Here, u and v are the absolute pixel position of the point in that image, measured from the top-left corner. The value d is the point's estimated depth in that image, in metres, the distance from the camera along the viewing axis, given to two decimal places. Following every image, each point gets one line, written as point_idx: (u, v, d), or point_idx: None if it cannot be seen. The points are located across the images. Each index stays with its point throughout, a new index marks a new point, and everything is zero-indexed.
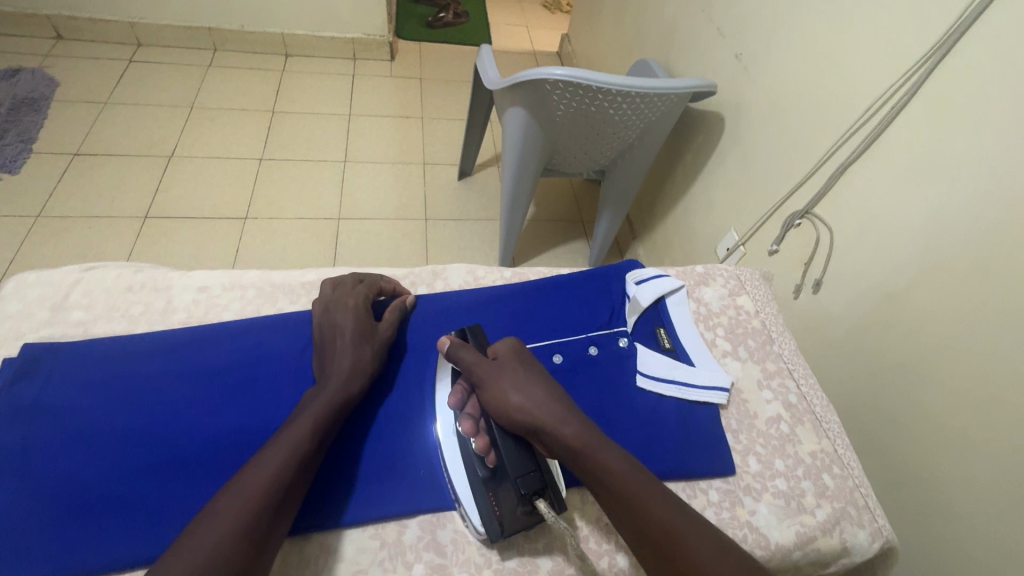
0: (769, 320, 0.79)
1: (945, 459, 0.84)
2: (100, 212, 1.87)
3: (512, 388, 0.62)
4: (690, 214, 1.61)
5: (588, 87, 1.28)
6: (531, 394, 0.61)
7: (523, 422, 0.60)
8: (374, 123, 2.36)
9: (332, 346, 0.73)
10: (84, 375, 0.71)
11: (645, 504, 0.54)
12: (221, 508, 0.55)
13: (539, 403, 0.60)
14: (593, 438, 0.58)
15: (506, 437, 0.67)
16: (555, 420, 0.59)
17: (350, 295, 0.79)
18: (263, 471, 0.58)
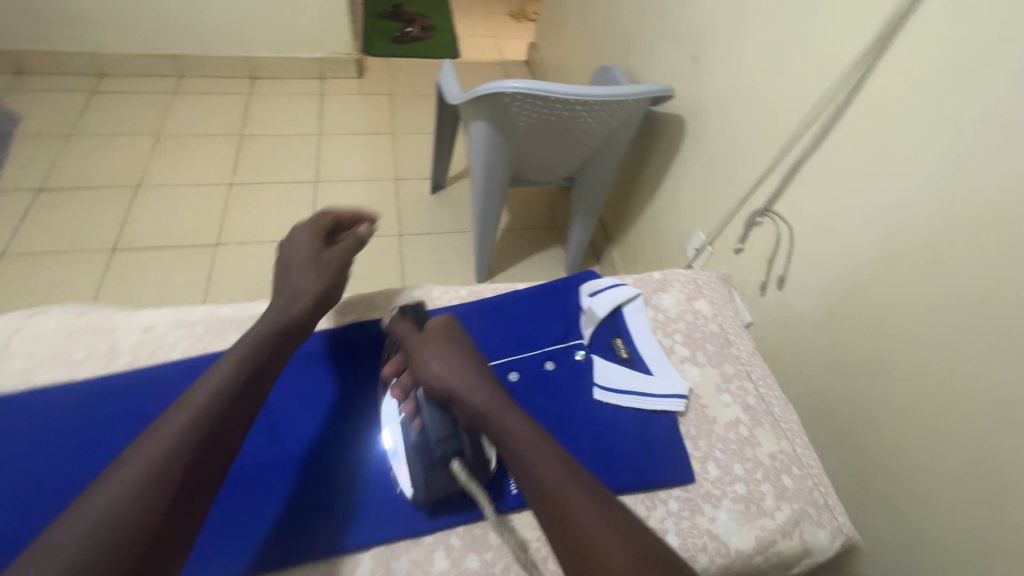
0: (726, 323, 0.79)
1: (911, 448, 0.85)
2: (66, 247, 1.84)
3: (432, 356, 0.66)
4: (659, 216, 1.62)
5: (546, 97, 1.29)
6: (451, 361, 0.66)
7: (439, 387, 0.64)
8: (345, 141, 2.36)
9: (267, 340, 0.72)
10: (27, 429, 0.69)
11: (537, 463, 0.57)
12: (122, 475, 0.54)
13: (456, 369, 0.65)
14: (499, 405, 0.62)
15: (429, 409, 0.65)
16: (466, 389, 0.63)
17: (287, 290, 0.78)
18: (173, 428, 0.58)
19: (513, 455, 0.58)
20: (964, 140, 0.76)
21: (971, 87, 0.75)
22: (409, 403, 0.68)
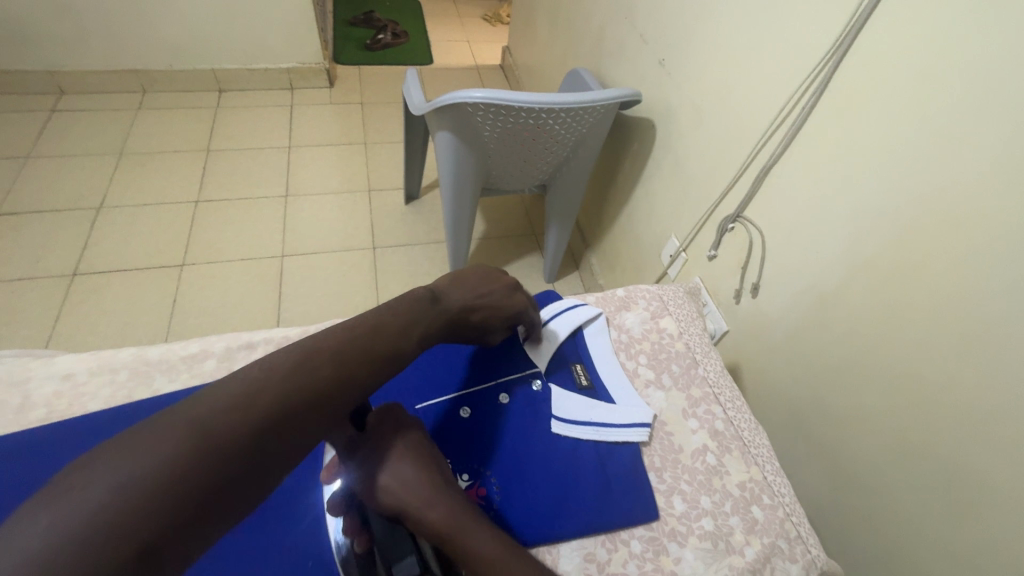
0: (693, 342, 0.76)
1: (890, 462, 0.82)
2: (23, 273, 1.77)
3: (380, 467, 0.54)
4: (634, 222, 1.59)
5: (509, 106, 1.25)
6: (399, 473, 0.53)
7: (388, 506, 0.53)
8: (316, 153, 2.30)
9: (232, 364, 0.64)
10: None
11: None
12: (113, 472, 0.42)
13: (406, 483, 0.53)
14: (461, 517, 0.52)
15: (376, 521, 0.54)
16: (423, 509, 0.52)
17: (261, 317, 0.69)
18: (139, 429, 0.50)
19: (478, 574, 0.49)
20: (930, 143, 0.73)
21: (935, 88, 0.72)
22: (354, 529, 0.56)
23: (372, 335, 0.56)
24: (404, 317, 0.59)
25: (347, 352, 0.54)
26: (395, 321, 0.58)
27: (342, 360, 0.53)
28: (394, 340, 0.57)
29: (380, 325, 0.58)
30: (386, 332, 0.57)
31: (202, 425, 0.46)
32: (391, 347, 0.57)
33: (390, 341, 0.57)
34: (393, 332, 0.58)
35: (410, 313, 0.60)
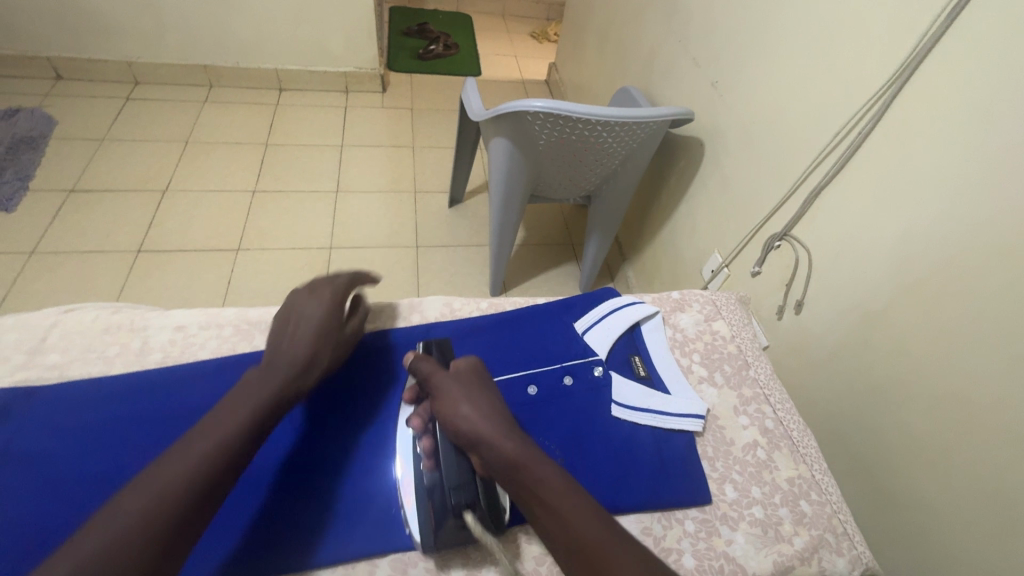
0: (745, 345, 0.79)
1: (930, 481, 0.83)
2: (93, 247, 1.88)
3: (461, 400, 0.62)
4: (675, 236, 1.62)
5: (567, 117, 1.31)
6: (485, 406, 0.62)
7: (466, 434, 0.60)
8: (366, 153, 2.40)
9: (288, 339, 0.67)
10: (53, 421, 0.58)
11: (574, 521, 0.53)
12: (156, 473, 0.51)
13: (490, 412, 0.61)
14: (536, 456, 0.58)
15: (446, 453, 0.63)
16: (501, 443, 0.59)
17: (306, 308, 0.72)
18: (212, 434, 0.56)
19: (548, 514, 0.54)
20: (983, 172, 0.76)
21: (992, 121, 0.75)
22: (427, 441, 0.65)
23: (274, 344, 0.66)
24: (298, 335, 0.67)
25: (266, 366, 0.64)
26: (292, 335, 0.67)
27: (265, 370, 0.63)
28: (299, 348, 0.66)
29: (270, 343, 0.67)
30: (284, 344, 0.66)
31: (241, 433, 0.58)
32: (305, 357, 0.66)
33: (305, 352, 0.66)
34: (299, 346, 0.66)
35: (296, 329, 0.68)
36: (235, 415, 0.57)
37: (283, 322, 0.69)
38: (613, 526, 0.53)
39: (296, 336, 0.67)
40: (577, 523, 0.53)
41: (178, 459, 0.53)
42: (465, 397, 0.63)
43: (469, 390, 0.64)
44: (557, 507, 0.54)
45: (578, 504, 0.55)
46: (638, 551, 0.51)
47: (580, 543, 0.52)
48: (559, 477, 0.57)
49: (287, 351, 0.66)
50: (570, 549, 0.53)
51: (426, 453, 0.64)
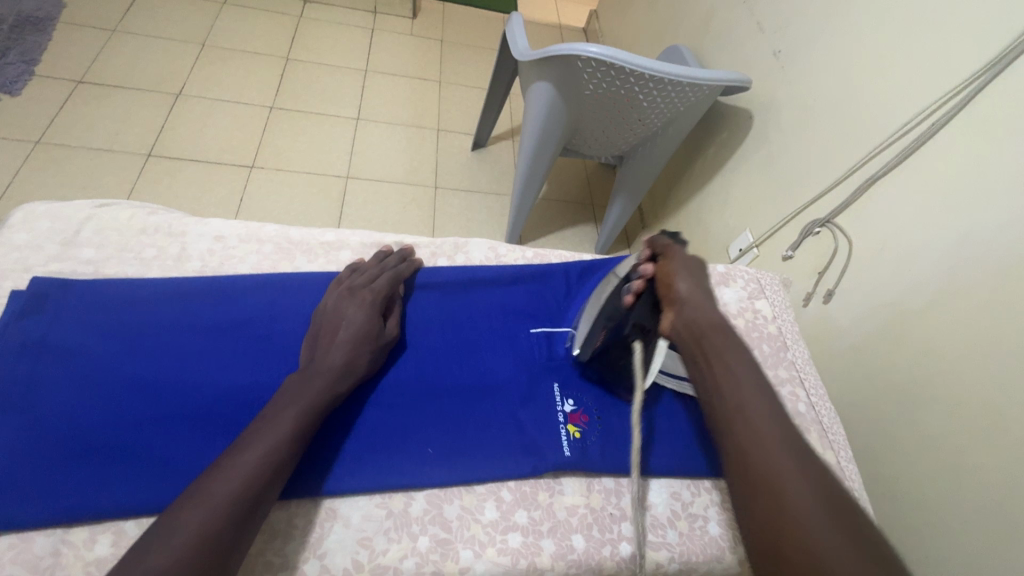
0: (785, 327, 0.79)
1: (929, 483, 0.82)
2: (102, 144, 1.79)
3: (683, 269, 0.59)
4: (705, 210, 1.58)
5: (621, 68, 1.23)
6: (706, 283, 0.59)
7: (675, 293, 0.58)
8: (390, 81, 2.27)
9: (327, 335, 0.58)
10: (94, 314, 0.56)
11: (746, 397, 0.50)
12: (234, 464, 0.46)
13: (705, 287, 0.59)
14: (729, 332, 0.55)
15: (649, 303, 0.60)
16: (709, 314, 0.56)
17: (362, 285, 0.63)
18: (285, 420, 0.50)
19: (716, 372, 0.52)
20: None
21: None
22: (638, 284, 0.62)
23: (321, 320, 0.60)
24: (346, 311, 0.60)
25: (320, 344, 0.57)
26: (340, 311, 0.60)
27: (321, 351, 0.57)
28: (353, 324, 0.59)
29: (319, 324, 0.59)
30: (333, 320, 0.59)
31: (312, 415, 0.52)
32: (359, 333, 0.58)
33: (359, 326, 0.59)
34: (350, 319, 0.59)
35: (343, 305, 0.60)
36: (297, 393, 0.52)
37: (329, 299, 0.61)
38: (782, 412, 0.49)
39: (344, 312, 0.60)
40: (750, 398, 0.50)
41: (256, 445, 0.48)
42: (686, 268, 0.60)
43: (699, 264, 0.62)
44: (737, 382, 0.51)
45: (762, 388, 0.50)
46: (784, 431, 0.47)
47: (732, 413, 0.49)
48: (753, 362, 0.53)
49: (337, 326, 0.58)
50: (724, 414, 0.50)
51: (631, 290, 0.62)
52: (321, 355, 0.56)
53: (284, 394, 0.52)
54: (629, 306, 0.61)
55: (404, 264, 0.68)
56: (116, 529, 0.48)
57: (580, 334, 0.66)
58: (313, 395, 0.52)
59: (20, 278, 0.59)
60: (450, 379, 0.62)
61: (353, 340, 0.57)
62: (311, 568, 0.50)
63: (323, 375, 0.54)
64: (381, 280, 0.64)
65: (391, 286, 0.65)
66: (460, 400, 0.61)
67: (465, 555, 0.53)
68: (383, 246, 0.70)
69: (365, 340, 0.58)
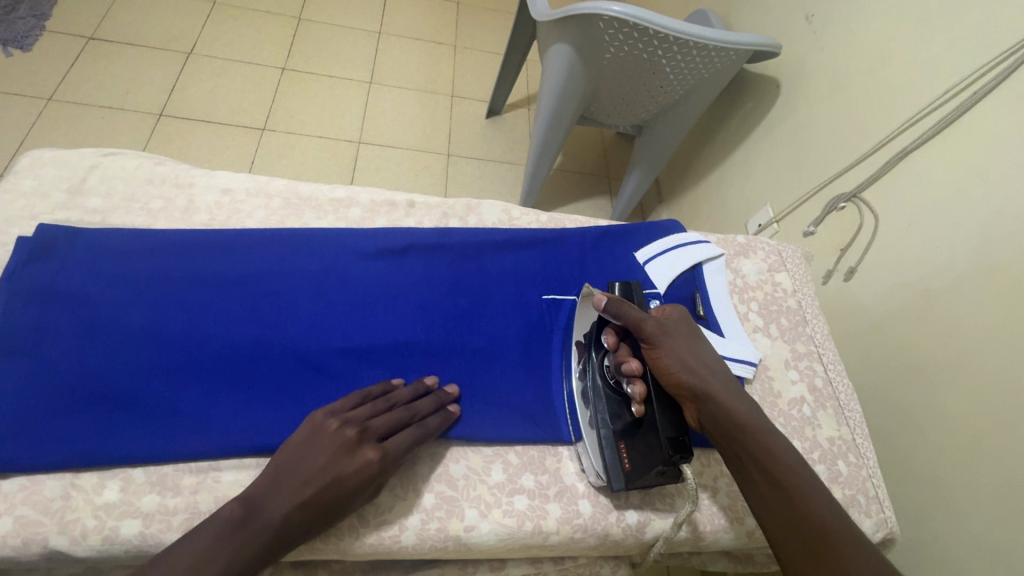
0: (805, 301, 0.76)
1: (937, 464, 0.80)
2: (113, 102, 1.77)
3: (684, 349, 0.55)
4: (724, 184, 1.53)
5: (644, 29, 1.18)
6: (700, 358, 0.56)
7: (691, 385, 0.53)
8: (404, 44, 2.20)
9: (293, 486, 0.45)
10: (101, 263, 0.56)
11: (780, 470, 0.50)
12: None
13: (701, 367, 0.55)
14: (757, 419, 0.53)
15: (663, 405, 0.52)
16: (730, 401, 0.53)
17: (372, 429, 0.49)
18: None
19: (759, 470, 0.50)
20: None
21: None
22: (639, 387, 0.54)
23: (303, 453, 0.47)
24: (335, 466, 0.46)
25: (282, 491, 0.45)
26: (327, 458, 0.47)
27: (276, 500, 0.45)
28: (335, 487, 0.46)
29: (292, 469, 0.46)
30: (313, 468, 0.46)
31: None
32: (335, 502, 0.46)
33: (339, 495, 0.46)
34: (331, 483, 0.46)
35: (332, 452, 0.47)
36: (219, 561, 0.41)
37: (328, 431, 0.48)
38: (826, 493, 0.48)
39: (330, 465, 0.46)
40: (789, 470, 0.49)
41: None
42: (684, 349, 0.55)
43: (680, 331, 0.57)
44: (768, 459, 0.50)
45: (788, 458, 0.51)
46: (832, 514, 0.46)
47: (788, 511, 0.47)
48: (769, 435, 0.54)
49: (314, 482, 0.46)
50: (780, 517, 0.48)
51: (634, 397, 0.54)
52: (272, 501, 0.45)
53: (206, 544, 0.41)
54: (642, 415, 0.54)
55: (437, 419, 0.54)
56: (124, 476, 0.49)
57: (592, 463, 0.56)
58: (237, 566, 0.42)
59: (28, 226, 0.58)
60: (460, 342, 0.60)
61: (320, 510, 0.45)
62: None
63: (259, 541, 0.43)
64: (395, 439, 0.50)
65: (408, 447, 0.51)
66: (470, 366, 0.59)
67: (470, 514, 0.53)
68: (431, 376, 0.57)
69: (333, 513, 0.46)
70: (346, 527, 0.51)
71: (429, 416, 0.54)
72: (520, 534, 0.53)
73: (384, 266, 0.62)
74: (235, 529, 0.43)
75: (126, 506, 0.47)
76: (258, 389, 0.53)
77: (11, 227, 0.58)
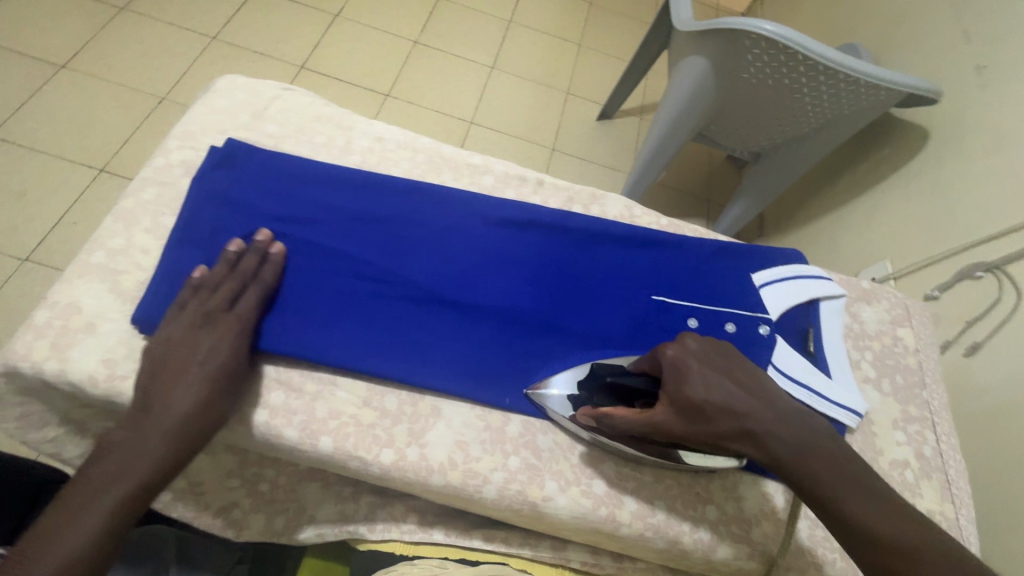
0: (926, 363, 0.71)
1: None
2: (264, 49, 1.90)
3: (707, 419, 0.47)
4: (839, 230, 1.45)
5: (794, 53, 1.13)
6: (718, 400, 0.47)
7: (738, 446, 0.47)
8: (530, 35, 2.25)
9: (168, 377, 0.50)
10: (268, 180, 0.62)
11: (858, 510, 0.43)
12: (70, 525, 0.44)
13: (726, 415, 0.47)
14: (804, 447, 0.46)
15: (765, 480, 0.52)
16: (783, 440, 0.46)
17: (206, 313, 0.54)
18: (120, 474, 0.46)
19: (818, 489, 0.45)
20: None
21: None
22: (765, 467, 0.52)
23: (162, 354, 0.51)
24: (199, 346, 0.52)
25: (162, 388, 0.50)
26: (186, 349, 0.52)
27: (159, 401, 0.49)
28: (211, 362, 0.52)
29: (160, 371, 0.51)
30: (181, 358, 0.51)
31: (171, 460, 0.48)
32: (219, 369, 0.52)
33: (213, 368, 0.51)
34: (203, 359, 0.51)
35: (192, 337, 0.52)
36: (128, 460, 0.47)
37: (173, 331, 0.52)
38: (875, 502, 0.44)
39: (197, 348, 0.52)
40: (863, 510, 0.43)
41: (100, 507, 0.45)
42: (713, 417, 0.47)
43: (682, 374, 0.48)
44: (844, 499, 0.44)
45: (858, 482, 0.45)
46: (879, 524, 0.43)
47: (850, 521, 0.43)
48: (834, 442, 0.47)
49: (187, 370, 0.51)
50: (859, 537, 0.43)
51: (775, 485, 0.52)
52: (167, 396, 0.50)
53: (123, 457, 0.47)
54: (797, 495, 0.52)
55: (268, 267, 0.57)
56: (258, 369, 0.56)
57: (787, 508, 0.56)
58: (167, 454, 0.48)
59: (217, 138, 0.66)
60: (565, 321, 0.62)
61: (212, 382, 0.51)
62: (409, 454, 0.54)
63: (161, 433, 0.48)
64: (242, 302, 0.55)
65: (258, 304, 0.55)
66: (572, 348, 0.61)
67: (549, 485, 0.54)
68: (236, 240, 0.57)
69: (226, 385, 0.52)
70: (435, 465, 0.54)
71: (262, 270, 0.57)
72: (594, 517, 0.54)
73: (506, 235, 0.65)
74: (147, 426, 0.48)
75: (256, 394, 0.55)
76: (378, 323, 0.58)
77: (203, 137, 0.66)
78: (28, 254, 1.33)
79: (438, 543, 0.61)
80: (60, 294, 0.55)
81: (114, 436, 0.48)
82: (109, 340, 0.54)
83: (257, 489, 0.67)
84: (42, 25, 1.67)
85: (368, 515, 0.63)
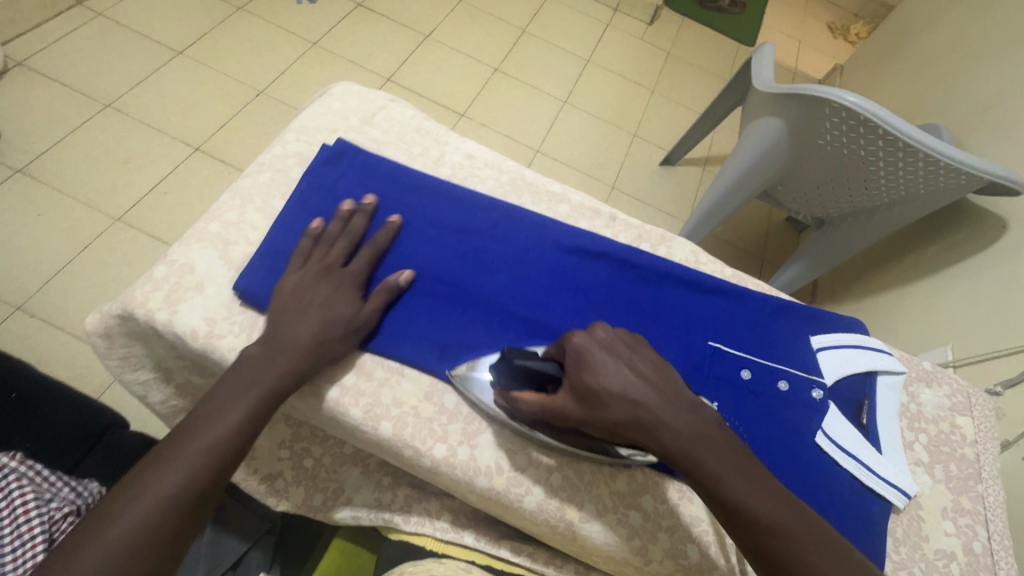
0: (984, 457, 0.69)
1: None
2: (356, 58, 2.03)
3: (600, 406, 0.48)
4: (898, 309, 1.41)
5: (873, 126, 1.14)
6: (616, 387, 0.49)
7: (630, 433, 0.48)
8: (605, 76, 2.32)
9: (297, 312, 0.56)
10: (368, 178, 0.68)
11: (736, 493, 0.46)
12: (208, 426, 0.48)
13: (621, 402, 0.48)
14: (691, 435, 0.47)
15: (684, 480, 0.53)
16: (671, 429, 0.47)
17: (329, 266, 0.60)
18: (247, 383, 0.51)
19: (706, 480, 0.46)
20: None
21: None
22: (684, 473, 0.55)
23: (279, 315, 0.56)
24: (327, 292, 0.58)
25: (292, 321, 0.55)
26: (313, 291, 0.57)
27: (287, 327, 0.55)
28: (332, 305, 0.57)
29: (288, 308, 0.56)
30: (306, 300, 0.57)
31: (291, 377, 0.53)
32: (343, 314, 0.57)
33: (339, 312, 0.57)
34: (329, 303, 0.57)
35: (321, 284, 0.58)
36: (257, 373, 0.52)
37: (301, 277, 0.59)
38: (754, 486, 0.46)
39: (324, 293, 0.58)
40: (744, 494, 0.45)
41: (238, 410, 0.49)
42: (605, 403, 0.48)
43: (584, 363, 0.50)
44: (722, 485, 0.46)
45: (741, 465, 0.47)
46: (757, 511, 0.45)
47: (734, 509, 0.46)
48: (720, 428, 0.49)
49: (313, 309, 0.56)
50: (734, 519, 0.46)
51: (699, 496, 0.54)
52: (296, 327, 0.55)
53: (254, 369, 0.52)
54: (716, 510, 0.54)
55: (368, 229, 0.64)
56: None
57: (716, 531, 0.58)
58: (283, 369, 0.53)
59: (329, 136, 0.73)
60: None
61: (333, 322, 0.57)
62: (462, 454, 0.57)
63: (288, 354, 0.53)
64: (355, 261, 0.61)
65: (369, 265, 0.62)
66: None
67: (589, 507, 0.57)
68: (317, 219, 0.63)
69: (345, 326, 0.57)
70: (484, 469, 0.57)
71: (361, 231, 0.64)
72: (626, 545, 0.57)
73: (575, 262, 0.68)
74: (240, 365, 0.52)
75: (332, 372, 0.59)
76: (443, 323, 0.62)
77: (317, 134, 0.73)
78: (121, 214, 1.45)
79: (467, 547, 0.62)
80: (179, 254, 0.61)
81: (250, 353, 0.53)
82: (217, 300, 0.60)
83: (302, 463, 0.71)
84: (169, 16, 1.86)
85: (404, 506, 0.66)
